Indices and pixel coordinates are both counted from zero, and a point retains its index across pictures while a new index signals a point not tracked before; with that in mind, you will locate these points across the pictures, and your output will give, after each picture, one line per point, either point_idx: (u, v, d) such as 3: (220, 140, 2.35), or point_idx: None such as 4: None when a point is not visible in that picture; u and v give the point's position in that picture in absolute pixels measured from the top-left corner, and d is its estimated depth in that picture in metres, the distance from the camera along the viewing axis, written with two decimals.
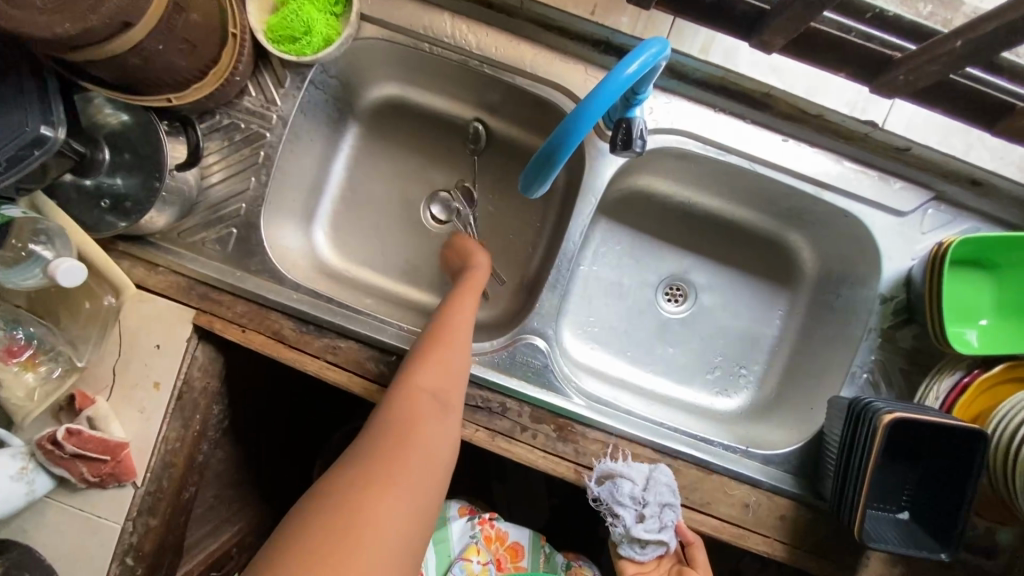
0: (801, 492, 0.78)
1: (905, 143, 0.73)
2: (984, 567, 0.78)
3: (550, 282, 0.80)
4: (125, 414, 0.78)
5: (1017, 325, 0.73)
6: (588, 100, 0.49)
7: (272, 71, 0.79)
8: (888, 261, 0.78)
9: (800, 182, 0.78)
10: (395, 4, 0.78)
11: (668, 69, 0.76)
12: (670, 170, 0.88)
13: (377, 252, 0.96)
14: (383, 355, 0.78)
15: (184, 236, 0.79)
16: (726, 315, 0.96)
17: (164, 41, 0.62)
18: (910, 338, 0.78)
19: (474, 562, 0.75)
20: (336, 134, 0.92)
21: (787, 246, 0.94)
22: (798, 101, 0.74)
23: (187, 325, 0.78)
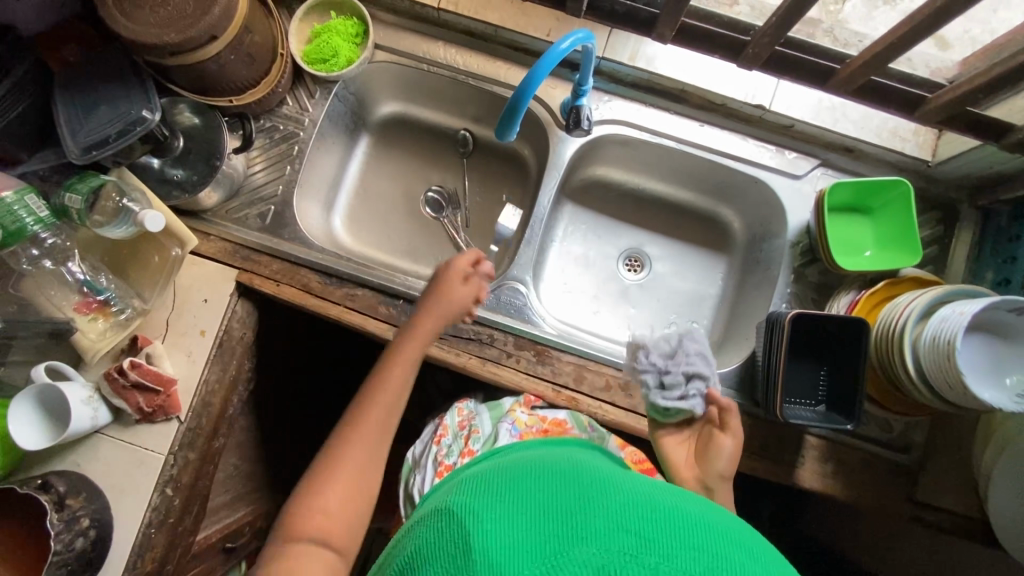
0: (741, 401, 0.94)
1: (790, 121, 0.97)
2: (899, 461, 0.93)
3: (526, 239, 1.00)
4: (175, 357, 0.93)
5: (894, 252, 0.92)
6: (537, 64, 0.68)
7: (305, 86, 1.02)
8: (791, 214, 0.99)
9: (718, 157, 1.01)
10: (400, 36, 1.03)
11: (608, 76, 1.00)
12: (620, 159, 1.11)
13: (385, 236, 1.16)
14: (392, 301, 0.95)
15: (231, 213, 0.99)
16: (677, 279, 1.15)
17: (235, 53, 0.85)
18: (816, 274, 0.98)
19: (520, 414, 0.87)
20: (352, 141, 1.14)
21: (721, 219, 1.14)
22: (706, 95, 0.98)
23: (230, 282, 0.95)
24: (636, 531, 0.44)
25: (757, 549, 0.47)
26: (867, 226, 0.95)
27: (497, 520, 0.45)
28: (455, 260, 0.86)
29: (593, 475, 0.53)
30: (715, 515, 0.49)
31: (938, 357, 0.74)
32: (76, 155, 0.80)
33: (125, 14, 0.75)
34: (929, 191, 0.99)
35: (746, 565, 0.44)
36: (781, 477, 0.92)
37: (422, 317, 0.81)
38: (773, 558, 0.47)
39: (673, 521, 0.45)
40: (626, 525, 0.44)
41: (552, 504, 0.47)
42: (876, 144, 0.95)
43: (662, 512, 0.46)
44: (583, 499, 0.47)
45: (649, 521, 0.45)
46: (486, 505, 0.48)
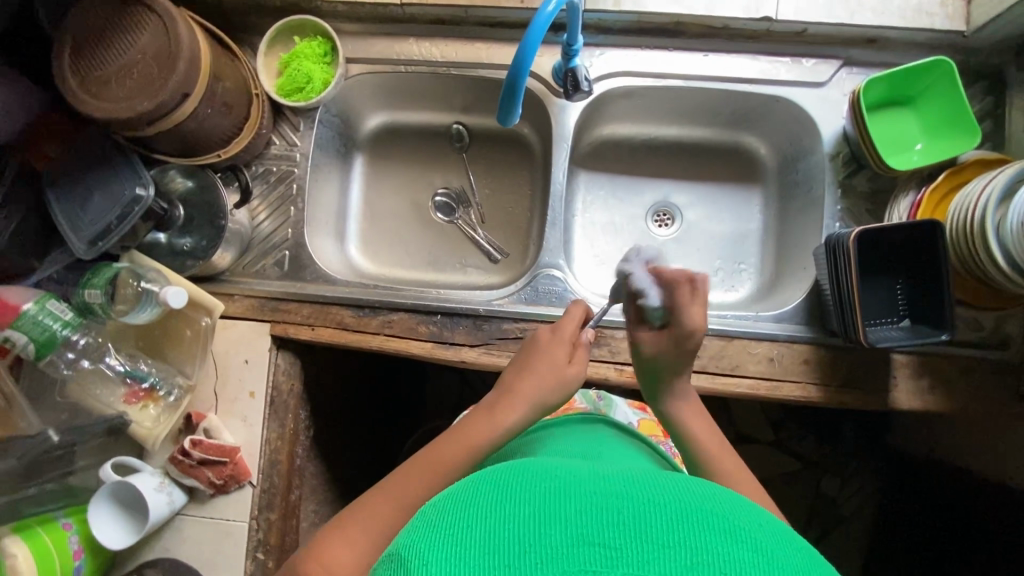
0: (815, 335, 0.88)
1: (801, 26, 0.88)
2: (1000, 358, 0.86)
3: (549, 221, 0.95)
4: (232, 424, 0.92)
5: (948, 138, 0.84)
6: (528, 32, 0.62)
7: (288, 120, 0.97)
8: (823, 125, 0.92)
9: (730, 85, 0.93)
10: (370, 43, 0.97)
11: (594, 28, 0.93)
12: (625, 113, 1.04)
13: (404, 252, 1.12)
14: (429, 318, 0.92)
15: (248, 268, 0.96)
16: (712, 222, 1.09)
17: (210, 105, 0.80)
18: (865, 182, 0.90)
19: None
20: (347, 163, 1.10)
21: (745, 148, 1.07)
22: (703, 21, 0.90)
23: (266, 337, 0.93)
24: (601, 543, 0.35)
25: (757, 530, 0.38)
26: (911, 118, 0.87)
27: (433, 552, 0.36)
28: (568, 329, 0.76)
29: (554, 469, 0.43)
30: (704, 496, 0.41)
31: None
32: (84, 251, 0.77)
33: (93, 95, 0.72)
34: (969, 63, 0.90)
35: (741, 560, 0.35)
36: (875, 403, 0.86)
37: (517, 389, 0.69)
38: (778, 534, 0.39)
39: (648, 519, 0.37)
40: (588, 536, 0.36)
41: (499, 523, 0.37)
42: (902, 27, 0.86)
43: (633, 506, 0.38)
44: (537, 510, 0.37)
45: (614, 526, 0.36)
46: (423, 532, 0.38)
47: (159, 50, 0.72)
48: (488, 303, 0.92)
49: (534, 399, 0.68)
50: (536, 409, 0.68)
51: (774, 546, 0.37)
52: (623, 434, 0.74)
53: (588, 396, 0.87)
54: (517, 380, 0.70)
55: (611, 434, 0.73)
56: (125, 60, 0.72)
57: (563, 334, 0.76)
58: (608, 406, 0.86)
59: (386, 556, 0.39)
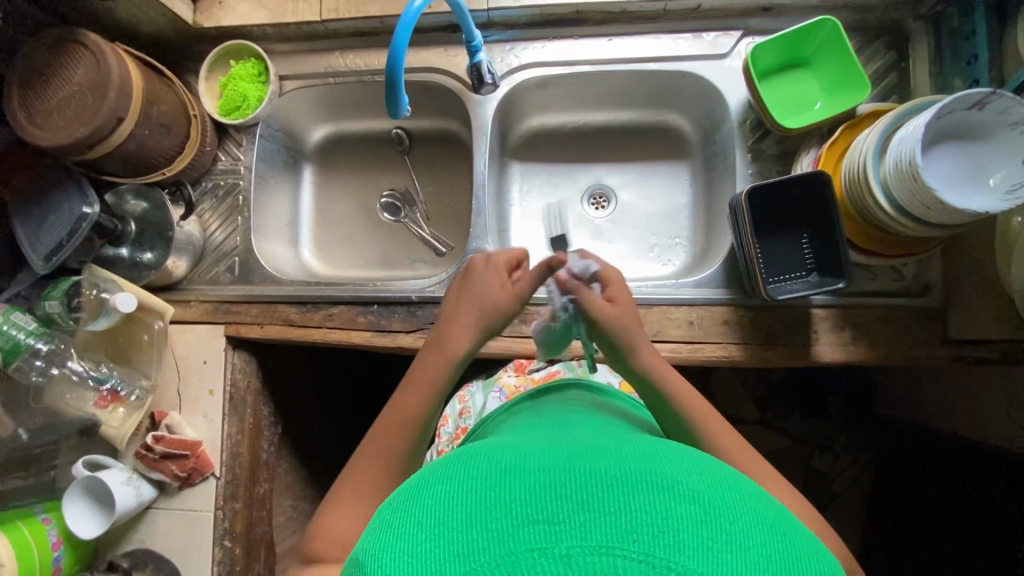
0: (733, 296, 0.90)
1: (694, 2, 0.92)
2: (920, 305, 0.87)
3: (475, 209, 1.00)
4: (195, 420, 0.99)
5: (843, 93, 0.86)
6: (395, 30, 0.68)
7: (232, 138, 1.06)
8: (728, 94, 0.95)
9: (637, 65, 0.97)
10: (301, 60, 1.05)
11: (503, 24, 0.99)
12: (548, 103, 1.09)
13: (355, 253, 1.18)
14: (367, 308, 0.97)
15: (203, 276, 1.04)
16: (645, 200, 1.12)
17: (147, 128, 0.89)
18: (774, 145, 0.92)
19: (509, 379, 0.93)
20: (296, 174, 1.18)
21: (670, 126, 1.10)
22: (601, 7, 0.94)
23: (221, 338, 1.00)
24: (545, 518, 0.36)
25: (696, 485, 0.39)
26: (810, 79, 0.89)
27: (387, 554, 0.37)
28: (501, 256, 0.74)
29: (505, 455, 0.45)
30: (649, 461, 0.42)
31: (906, 179, 0.68)
32: (40, 266, 0.86)
33: (38, 126, 0.81)
34: (869, 20, 0.92)
35: (676, 516, 0.36)
36: (799, 358, 0.88)
37: (454, 319, 0.70)
38: (717, 487, 0.40)
39: (589, 489, 0.38)
40: (532, 514, 0.36)
41: (448, 516, 0.38)
42: None
43: (577, 479, 0.39)
44: (483, 499, 0.38)
45: (558, 500, 0.37)
46: (380, 538, 0.39)
47: (93, 81, 0.82)
48: (421, 290, 0.97)
49: (474, 328, 0.70)
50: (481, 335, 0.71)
51: (713, 502, 0.38)
52: (594, 393, 0.74)
53: (570, 364, 0.92)
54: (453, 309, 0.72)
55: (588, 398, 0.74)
56: (65, 93, 0.81)
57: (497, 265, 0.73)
58: (588, 372, 0.90)
59: (351, 562, 0.41)
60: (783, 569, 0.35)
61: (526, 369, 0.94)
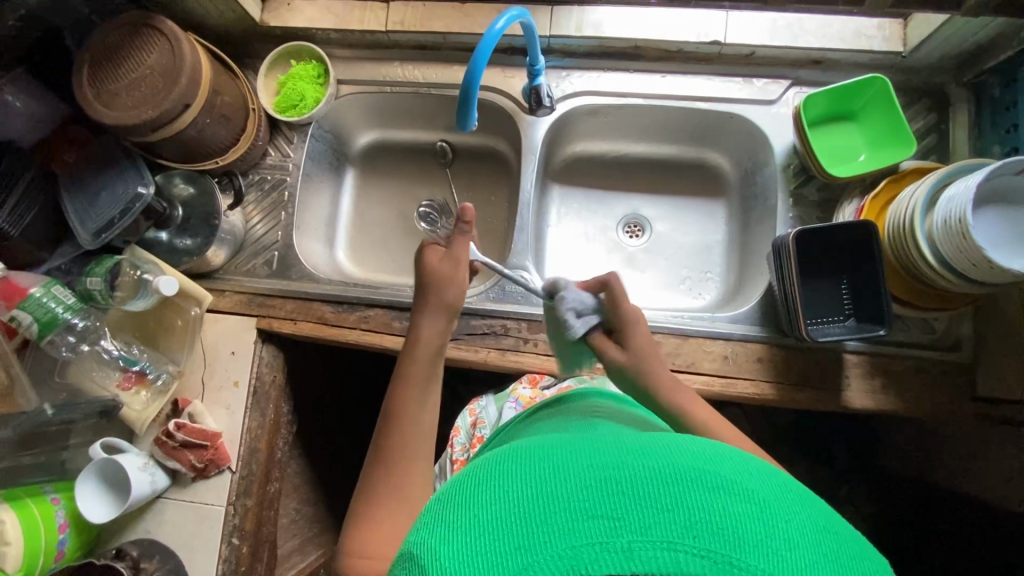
0: (769, 335, 0.91)
1: (749, 49, 0.96)
2: (950, 359, 0.89)
3: (517, 226, 1.01)
4: (216, 411, 0.98)
5: (887, 149, 0.89)
6: (477, 47, 0.70)
7: (283, 134, 1.07)
8: (774, 139, 0.98)
9: (687, 102, 1.00)
10: (359, 66, 1.08)
11: (561, 51, 1.02)
12: (594, 131, 1.12)
13: (388, 258, 1.19)
14: (403, 314, 0.98)
15: (240, 267, 1.04)
16: (680, 234, 1.14)
17: (208, 116, 0.90)
18: (815, 192, 0.95)
19: (523, 391, 0.92)
20: (339, 176, 1.19)
21: (710, 164, 1.13)
22: (659, 45, 0.98)
23: (252, 330, 1.00)
24: (603, 514, 0.37)
25: (747, 481, 0.40)
26: (855, 132, 0.93)
27: (447, 547, 0.39)
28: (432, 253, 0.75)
29: (550, 449, 0.45)
30: (699, 457, 0.42)
31: (953, 235, 0.71)
32: (88, 242, 0.87)
33: (105, 105, 0.82)
34: (913, 81, 0.96)
35: (733, 513, 0.37)
36: (829, 402, 0.89)
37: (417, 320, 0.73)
38: (765, 482, 0.41)
39: (643, 486, 0.39)
40: (590, 510, 0.38)
41: (503, 512, 0.39)
42: (843, 49, 0.93)
43: (630, 475, 0.39)
44: (539, 494, 0.40)
45: (614, 497, 0.38)
46: (434, 534, 0.41)
47: (165, 67, 0.83)
48: None
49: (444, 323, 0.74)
50: (448, 312, 0.74)
51: (765, 499, 0.39)
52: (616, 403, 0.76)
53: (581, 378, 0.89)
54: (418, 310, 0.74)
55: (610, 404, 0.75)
56: (136, 75, 0.83)
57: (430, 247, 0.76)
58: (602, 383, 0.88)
59: (407, 553, 0.42)
60: (833, 563, 0.37)
61: (541, 379, 0.93)
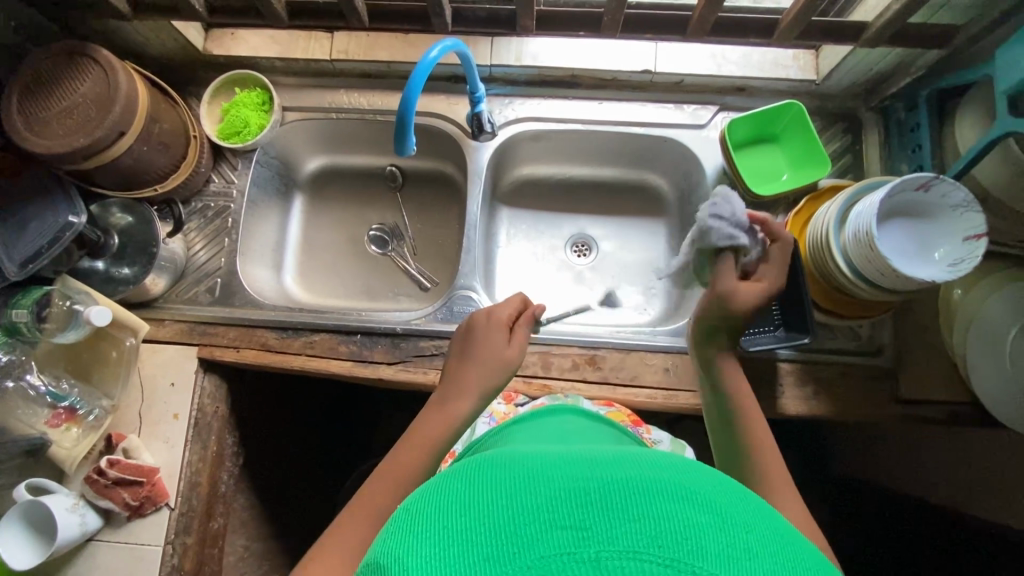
0: None
1: (678, 77, 1.01)
2: (875, 364, 0.94)
3: (464, 248, 1.02)
4: (154, 446, 0.94)
5: (806, 169, 0.95)
6: (410, 76, 0.72)
7: (227, 161, 1.07)
8: (705, 161, 1.03)
9: (623, 127, 1.06)
10: (305, 94, 1.09)
11: (503, 79, 1.06)
12: (539, 155, 1.16)
13: (338, 283, 1.19)
14: (349, 338, 0.97)
15: (181, 295, 1.02)
16: (624, 252, 1.19)
17: (146, 144, 0.89)
18: (744, 210, 1.00)
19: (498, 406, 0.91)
20: (286, 202, 1.19)
21: (650, 185, 1.18)
22: (595, 74, 1.03)
23: (193, 359, 0.97)
24: (574, 524, 0.33)
25: (714, 493, 0.37)
26: (777, 153, 0.99)
27: (410, 555, 0.34)
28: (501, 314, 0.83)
29: (517, 457, 0.41)
30: (666, 467, 0.38)
31: (863, 247, 0.76)
32: (12, 273, 0.83)
33: (34, 133, 0.81)
34: (828, 106, 1.03)
35: (699, 525, 0.34)
36: (766, 409, 0.92)
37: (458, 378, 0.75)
38: (732, 496, 0.38)
39: (616, 495, 0.35)
40: (559, 520, 0.34)
41: (472, 522, 0.35)
42: (763, 77, 0.99)
43: (598, 484, 0.36)
44: (504, 501, 0.35)
45: (585, 505, 0.34)
46: (398, 541, 0.35)
47: (100, 95, 0.82)
48: (406, 322, 0.97)
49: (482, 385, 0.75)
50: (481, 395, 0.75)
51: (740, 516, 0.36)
52: (590, 421, 0.73)
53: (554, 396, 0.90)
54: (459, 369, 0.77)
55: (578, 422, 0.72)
56: (69, 103, 0.82)
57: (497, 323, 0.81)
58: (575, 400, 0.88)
59: (366, 566, 0.37)
60: None
61: (514, 397, 0.92)
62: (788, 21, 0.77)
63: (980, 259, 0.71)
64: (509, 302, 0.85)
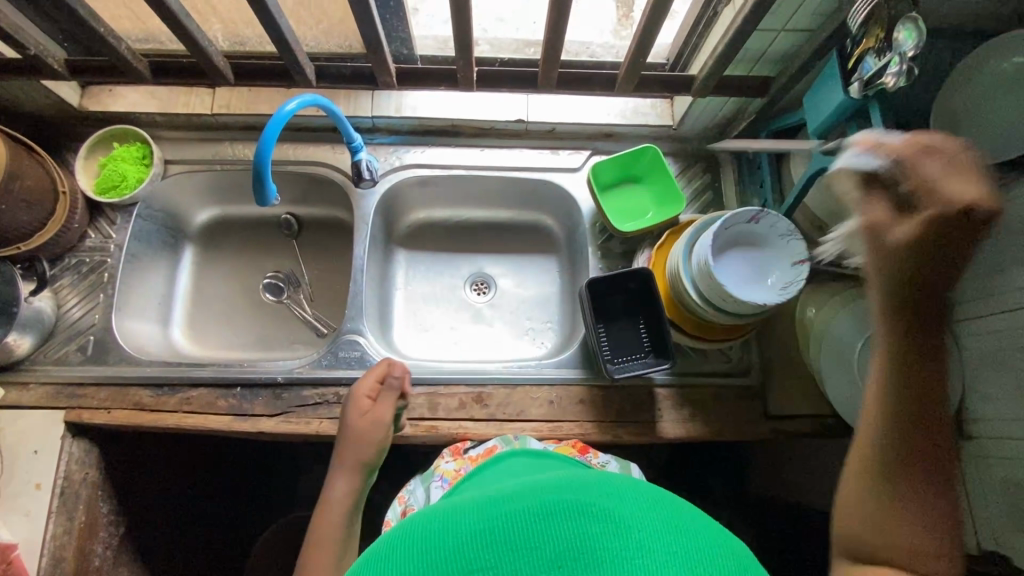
0: (589, 377, 0.98)
1: (550, 125, 1.09)
2: (746, 385, 1.00)
3: (352, 293, 1.03)
4: (12, 521, 0.89)
5: (667, 205, 1.03)
6: (263, 129, 0.74)
7: (105, 216, 1.05)
8: (581, 201, 1.10)
9: (505, 172, 1.11)
10: (188, 147, 1.09)
11: (387, 130, 1.10)
12: (432, 199, 1.20)
13: (232, 334, 1.17)
14: (229, 391, 0.95)
15: (50, 355, 0.97)
16: (521, 288, 1.23)
17: (4, 203, 0.87)
18: (619, 245, 1.07)
19: (446, 464, 0.88)
20: (176, 255, 1.17)
21: (540, 224, 1.24)
22: (475, 123, 1.09)
23: (59, 424, 0.92)
24: (482, 567, 0.39)
25: (609, 501, 0.43)
26: (643, 192, 1.06)
27: None
28: (362, 387, 0.89)
29: (449, 510, 0.46)
30: (569, 490, 0.45)
31: (705, 275, 0.82)
32: None
33: None
34: (689, 148, 1.13)
35: (591, 536, 0.40)
36: (647, 436, 0.96)
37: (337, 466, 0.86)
38: (628, 497, 0.44)
39: (514, 528, 0.41)
40: (471, 567, 0.39)
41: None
42: (626, 124, 1.08)
43: (505, 518, 0.42)
44: (431, 558, 0.40)
45: (488, 546, 0.40)
46: None
47: None
48: (289, 370, 0.96)
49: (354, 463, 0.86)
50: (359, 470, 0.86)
51: (629, 515, 0.42)
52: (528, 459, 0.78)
53: (505, 438, 0.90)
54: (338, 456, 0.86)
55: (522, 459, 0.78)
56: None
57: (361, 398, 0.88)
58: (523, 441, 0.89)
59: None
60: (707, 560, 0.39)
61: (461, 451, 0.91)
62: (624, 72, 0.86)
63: (803, 284, 0.80)
64: (374, 373, 0.91)
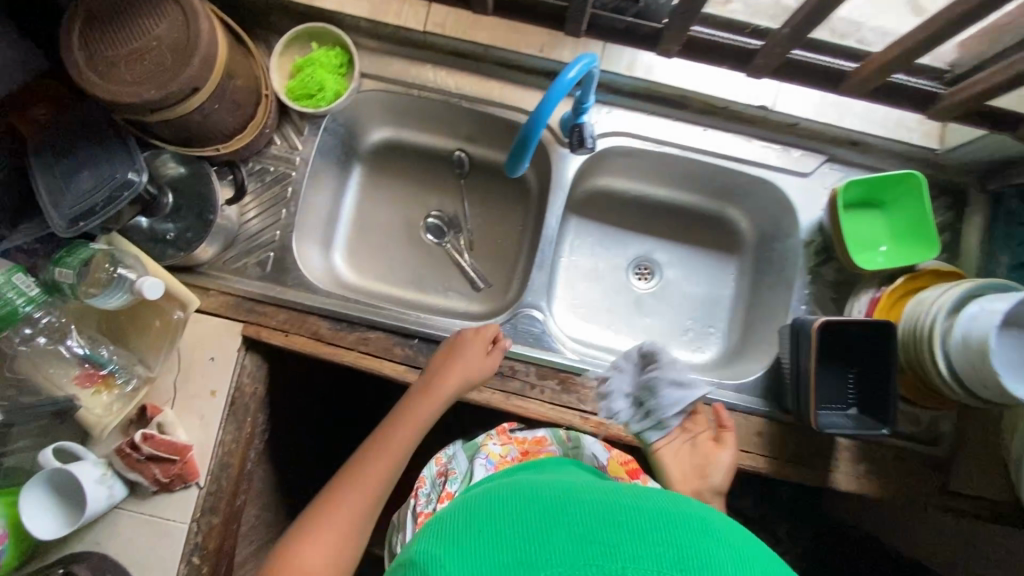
0: (770, 410, 0.93)
1: (795, 119, 0.95)
2: (930, 452, 0.94)
3: (538, 263, 0.96)
4: (187, 421, 0.89)
5: (909, 246, 0.92)
6: (544, 99, 0.64)
7: (293, 123, 0.97)
8: (802, 213, 0.98)
9: (723, 162, 0.99)
10: (386, 61, 0.98)
11: (607, 87, 0.98)
12: (621, 168, 1.09)
13: (387, 267, 1.12)
14: (406, 341, 0.92)
15: (228, 264, 0.94)
16: (689, 283, 1.14)
17: (218, 102, 0.79)
18: (833, 272, 0.97)
19: (494, 446, 0.80)
20: (344, 173, 1.10)
21: (728, 219, 1.13)
22: (709, 99, 0.95)
23: (237, 337, 0.91)
24: (600, 542, 0.40)
25: (721, 524, 0.44)
26: (880, 221, 0.94)
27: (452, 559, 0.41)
28: (491, 329, 0.87)
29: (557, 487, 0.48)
30: (675, 501, 0.46)
31: (971, 352, 0.74)
32: (62, 229, 0.74)
33: (99, 74, 0.70)
34: (939, 177, 0.97)
35: (710, 547, 0.40)
36: (816, 481, 0.92)
37: (440, 378, 0.82)
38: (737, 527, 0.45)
39: (630, 516, 0.42)
40: (590, 536, 0.41)
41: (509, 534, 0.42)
42: (881, 136, 0.94)
43: (615, 508, 0.43)
44: (548, 519, 0.42)
45: (606, 529, 0.41)
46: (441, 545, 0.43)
47: (177, 40, 0.72)
48: None
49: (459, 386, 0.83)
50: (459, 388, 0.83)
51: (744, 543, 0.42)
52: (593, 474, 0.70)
53: (558, 434, 0.83)
54: (441, 371, 0.83)
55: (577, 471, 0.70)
56: (138, 45, 0.71)
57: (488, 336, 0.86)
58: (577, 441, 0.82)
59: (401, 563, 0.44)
60: None
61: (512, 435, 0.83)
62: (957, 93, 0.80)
63: None
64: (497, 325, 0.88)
